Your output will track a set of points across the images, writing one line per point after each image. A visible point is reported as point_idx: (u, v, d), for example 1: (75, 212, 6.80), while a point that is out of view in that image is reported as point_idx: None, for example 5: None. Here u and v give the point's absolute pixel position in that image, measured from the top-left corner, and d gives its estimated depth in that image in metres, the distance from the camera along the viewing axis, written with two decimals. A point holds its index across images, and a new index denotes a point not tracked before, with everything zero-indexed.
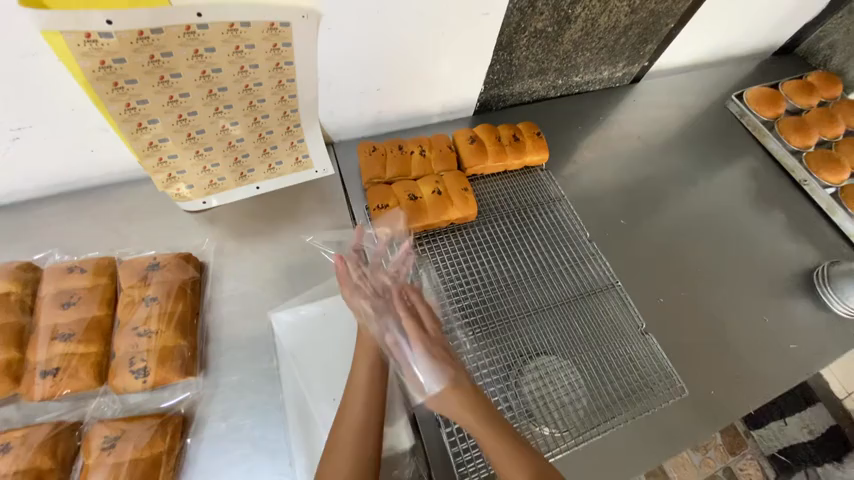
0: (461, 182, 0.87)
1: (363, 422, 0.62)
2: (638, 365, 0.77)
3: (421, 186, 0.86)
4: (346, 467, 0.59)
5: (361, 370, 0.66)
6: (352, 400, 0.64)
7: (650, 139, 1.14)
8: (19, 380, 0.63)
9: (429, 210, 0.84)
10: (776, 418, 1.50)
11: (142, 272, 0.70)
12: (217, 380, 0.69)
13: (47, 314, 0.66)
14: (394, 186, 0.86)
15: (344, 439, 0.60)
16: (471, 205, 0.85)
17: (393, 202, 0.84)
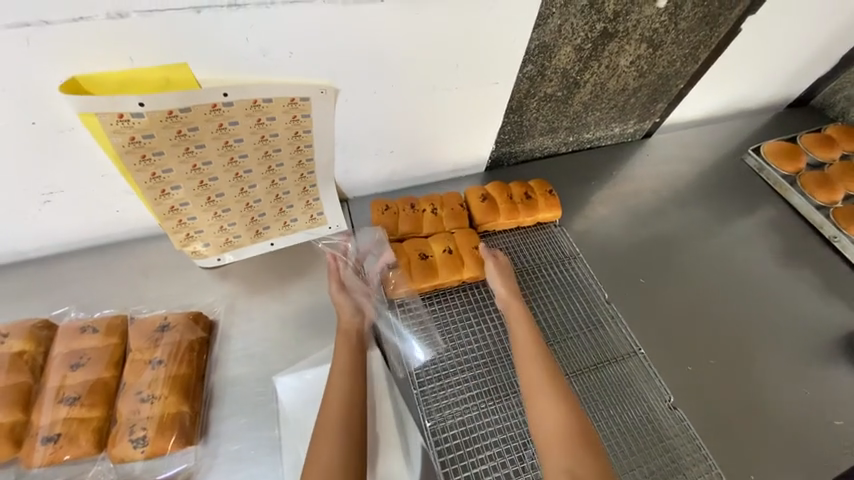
0: (473, 241, 0.86)
1: (347, 402, 0.64)
2: (668, 445, 0.71)
3: (432, 244, 0.86)
4: (333, 450, 0.59)
5: (336, 374, 0.67)
6: (336, 382, 0.66)
7: (666, 193, 1.12)
8: (20, 444, 0.63)
9: (439, 270, 0.83)
10: None
11: (152, 332, 0.70)
12: (217, 450, 0.66)
13: (56, 375, 0.66)
14: (405, 244, 0.86)
15: (325, 452, 0.59)
16: (482, 265, 0.84)
17: (404, 260, 0.83)
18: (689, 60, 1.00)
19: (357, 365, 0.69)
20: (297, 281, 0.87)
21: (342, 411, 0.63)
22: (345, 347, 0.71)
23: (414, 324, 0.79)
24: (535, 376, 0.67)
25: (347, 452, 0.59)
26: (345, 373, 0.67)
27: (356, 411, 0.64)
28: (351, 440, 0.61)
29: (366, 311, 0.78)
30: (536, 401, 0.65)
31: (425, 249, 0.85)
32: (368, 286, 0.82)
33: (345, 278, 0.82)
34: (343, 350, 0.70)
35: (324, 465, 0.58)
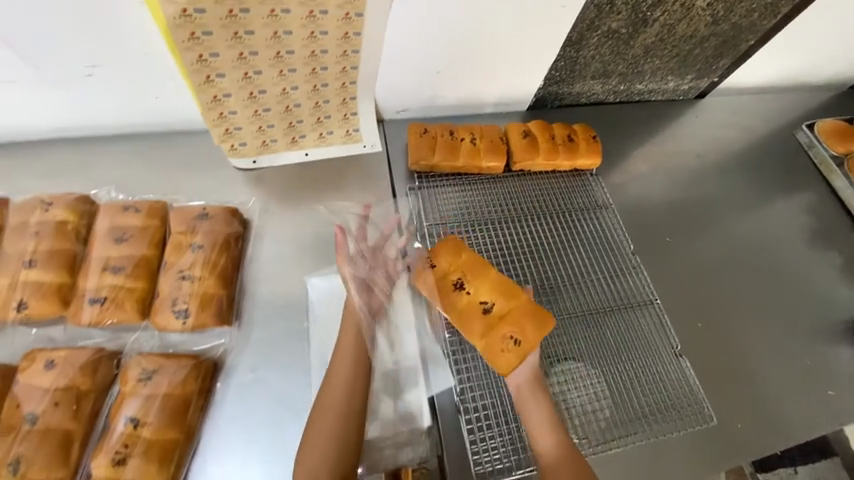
0: (517, 332, 0.66)
1: (350, 383, 0.63)
2: (668, 386, 0.75)
3: (482, 288, 0.69)
4: (331, 431, 0.60)
5: (341, 355, 0.66)
6: (340, 361, 0.65)
7: (707, 158, 1.09)
8: (67, 305, 0.67)
9: (467, 316, 0.68)
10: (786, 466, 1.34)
11: (191, 220, 0.73)
12: (250, 333, 0.71)
13: (101, 247, 0.69)
14: (457, 266, 0.72)
15: (324, 427, 0.61)
16: (501, 361, 0.65)
17: (444, 274, 0.72)
18: (768, 12, 0.93)
19: (363, 346, 0.67)
20: (330, 194, 0.87)
21: (343, 397, 0.62)
22: (354, 319, 0.70)
23: None
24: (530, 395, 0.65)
25: (344, 431, 0.60)
26: (350, 352, 0.66)
27: (356, 396, 0.63)
28: (350, 422, 0.61)
29: (375, 292, 0.75)
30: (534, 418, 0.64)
31: (468, 284, 0.70)
32: (387, 262, 0.78)
33: (362, 251, 0.78)
34: (349, 328, 0.68)
35: (321, 448, 0.59)
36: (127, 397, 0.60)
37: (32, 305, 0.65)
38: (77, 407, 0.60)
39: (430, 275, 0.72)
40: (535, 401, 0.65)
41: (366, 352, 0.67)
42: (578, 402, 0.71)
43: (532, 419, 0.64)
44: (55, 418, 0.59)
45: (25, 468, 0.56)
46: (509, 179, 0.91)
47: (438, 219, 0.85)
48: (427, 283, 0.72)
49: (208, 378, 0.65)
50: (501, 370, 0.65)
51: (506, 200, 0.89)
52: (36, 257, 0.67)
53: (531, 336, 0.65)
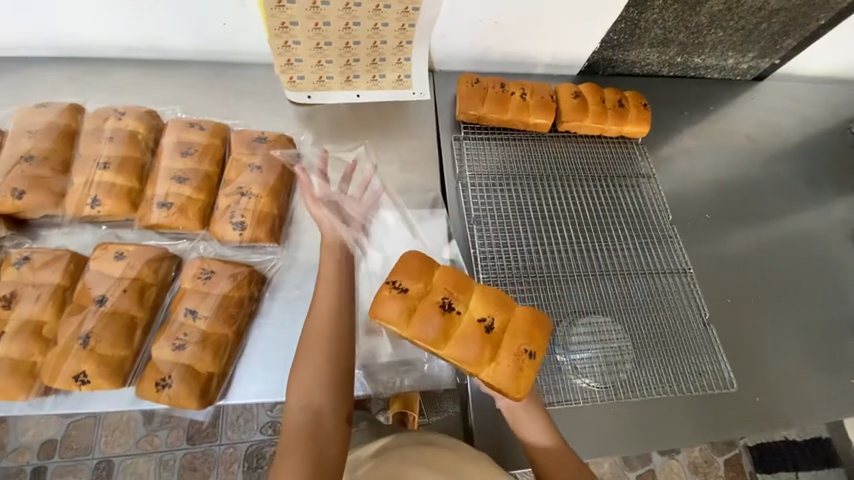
0: (528, 342, 0.61)
1: (337, 308, 0.59)
2: (691, 351, 0.76)
3: (471, 303, 0.63)
4: (319, 360, 0.56)
5: (324, 283, 0.62)
6: (323, 290, 0.61)
7: (757, 142, 1.06)
8: (135, 207, 0.73)
9: (457, 342, 0.61)
10: (788, 470, 1.31)
11: (250, 142, 0.77)
12: (297, 253, 0.75)
13: (167, 158, 0.73)
14: (440, 281, 0.63)
15: (314, 356, 0.56)
16: (517, 384, 0.60)
17: (419, 294, 0.62)
18: None
19: (347, 279, 0.63)
20: (377, 135, 0.89)
21: (329, 322, 0.58)
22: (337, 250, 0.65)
23: (482, 200, 0.84)
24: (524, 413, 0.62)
25: (335, 355, 0.57)
26: (332, 281, 0.62)
27: (344, 321, 0.59)
28: (342, 349, 0.58)
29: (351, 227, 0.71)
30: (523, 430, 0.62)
31: (455, 303, 0.62)
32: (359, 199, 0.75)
33: (330, 193, 0.73)
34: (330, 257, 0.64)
35: (312, 378, 0.55)
36: (188, 293, 0.66)
37: (105, 204, 0.71)
38: (142, 296, 0.66)
39: (402, 302, 0.62)
40: (531, 420, 0.62)
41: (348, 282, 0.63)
42: (601, 353, 0.74)
43: (525, 432, 0.62)
44: (123, 303, 0.64)
45: (95, 344, 0.62)
46: (554, 139, 0.92)
47: (479, 169, 0.86)
48: (402, 313, 0.61)
49: (258, 286, 0.70)
50: (518, 396, 0.60)
51: (547, 159, 0.90)
52: (110, 161, 0.73)
53: (540, 342, 0.62)
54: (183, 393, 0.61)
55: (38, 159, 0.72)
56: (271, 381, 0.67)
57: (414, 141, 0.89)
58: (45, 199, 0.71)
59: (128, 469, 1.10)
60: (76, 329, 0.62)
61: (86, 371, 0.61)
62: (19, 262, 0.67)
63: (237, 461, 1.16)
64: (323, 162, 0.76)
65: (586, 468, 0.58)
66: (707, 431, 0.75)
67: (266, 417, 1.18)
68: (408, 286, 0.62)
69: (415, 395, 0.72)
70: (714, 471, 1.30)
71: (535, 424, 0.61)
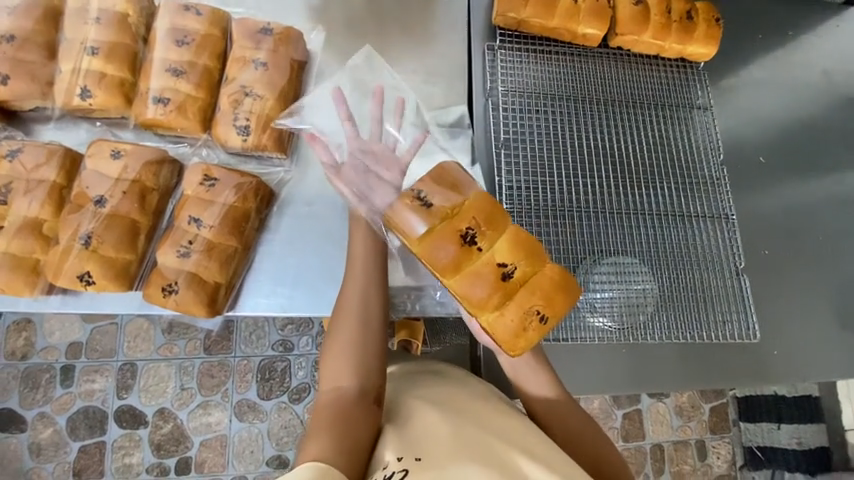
0: (543, 304, 0.56)
1: (368, 289, 0.55)
2: (717, 299, 0.72)
3: (497, 243, 0.56)
4: (349, 344, 0.52)
5: (358, 260, 0.57)
6: (354, 267, 0.56)
7: (837, 77, 0.90)
8: (130, 102, 0.66)
9: (467, 277, 0.55)
10: (770, 420, 1.32)
11: (254, 34, 0.67)
12: (306, 167, 0.69)
13: (162, 46, 0.65)
14: (468, 212, 0.56)
15: (344, 337, 0.52)
16: (514, 338, 0.56)
17: (440, 217, 0.55)
18: None
19: (376, 255, 0.57)
20: (398, 37, 0.76)
21: (360, 309, 0.53)
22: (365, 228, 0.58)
23: (514, 121, 0.74)
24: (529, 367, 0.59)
25: (367, 342, 0.52)
26: (365, 258, 0.57)
27: (378, 308, 0.55)
28: (373, 334, 0.53)
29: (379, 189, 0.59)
30: (519, 379, 0.59)
31: (479, 237, 0.55)
32: (391, 153, 0.62)
33: (355, 146, 0.62)
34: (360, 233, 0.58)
35: (342, 364, 0.51)
36: (192, 200, 0.62)
37: (97, 96, 0.64)
38: (144, 200, 0.62)
39: (421, 218, 0.55)
40: (535, 370, 0.59)
41: (379, 263, 0.57)
42: (623, 295, 0.70)
43: (524, 382, 0.59)
44: (124, 206, 0.61)
45: (97, 245, 0.59)
46: (602, 56, 0.79)
47: (514, 85, 0.76)
48: (417, 229, 0.55)
49: (266, 200, 0.66)
50: (512, 352, 0.57)
51: (592, 80, 0.78)
52: (98, 46, 0.65)
53: (558, 309, 0.56)
54: (190, 299, 0.60)
55: (18, 40, 0.64)
56: (279, 295, 0.65)
57: (441, 49, 0.77)
58: (31, 86, 0.64)
59: (150, 371, 1.17)
60: (77, 228, 0.59)
61: (91, 272, 0.59)
62: (11, 155, 0.62)
63: (250, 373, 1.19)
64: (342, 103, 0.65)
65: (587, 415, 0.57)
66: (714, 379, 0.75)
67: (277, 336, 1.21)
68: (434, 204, 0.56)
69: (419, 323, 0.77)
70: (699, 415, 1.31)
71: (541, 376, 0.58)
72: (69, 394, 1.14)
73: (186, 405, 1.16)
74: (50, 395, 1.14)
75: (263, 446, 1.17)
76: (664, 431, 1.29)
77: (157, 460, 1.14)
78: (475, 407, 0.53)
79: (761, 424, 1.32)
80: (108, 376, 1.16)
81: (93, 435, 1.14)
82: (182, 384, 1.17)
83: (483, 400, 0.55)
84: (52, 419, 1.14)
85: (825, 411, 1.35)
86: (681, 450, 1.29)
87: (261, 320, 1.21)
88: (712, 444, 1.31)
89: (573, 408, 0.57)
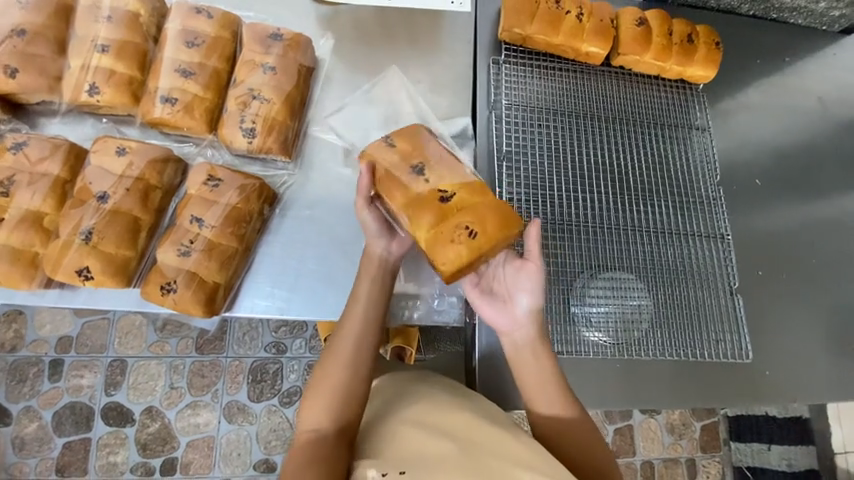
0: (475, 223, 0.53)
1: (361, 335, 0.57)
2: (709, 317, 0.73)
3: (439, 171, 0.56)
4: (333, 387, 0.55)
5: (358, 305, 0.59)
6: (352, 310, 0.58)
7: (832, 104, 0.93)
8: (137, 101, 0.66)
9: (406, 200, 0.55)
10: (761, 441, 1.32)
11: (264, 39, 0.68)
12: (309, 170, 0.69)
13: (171, 46, 0.65)
14: (422, 151, 0.58)
15: (331, 378, 0.55)
16: (447, 257, 0.53)
17: (397, 155, 0.57)
18: None
19: (375, 302, 0.59)
20: (405, 47, 0.77)
21: (351, 355, 0.56)
22: (371, 273, 0.60)
23: (518, 135, 0.76)
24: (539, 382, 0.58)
25: (351, 388, 0.55)
26: (363, 303, 0.59)
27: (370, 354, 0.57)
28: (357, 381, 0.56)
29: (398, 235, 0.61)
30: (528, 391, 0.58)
31: (427, 170, 0.56)
32: None
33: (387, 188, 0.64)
34: (365, 280, 0.59)
35: (324, 403, 0.54)
36: (195, 199, 0.63)
37: (105, 93, 0.65)
38: (146, 197, 0.62)
39: (382, 155, 0.58)
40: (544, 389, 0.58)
41: (379, 311, 0.59)
42: (619, 310, 0.71)
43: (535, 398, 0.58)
44: (126, 203, 0.61)
45: (98, 240, 0.59)
46: (604, 74, 0.81)
47: (517, 99, 0.77)
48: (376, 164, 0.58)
49: (268, 202, 0.66)
50: (446, 272, 0.53)
51: (594, 97, 0.80)
52: (108, 44, 0.65)
53: (491, 229, 0.53)
54: (188, 299, 0.60)
55: (29, 34, 0.64)
56: (277, 297, 0.65)
57: (447, 60, 0.78)
58: (38, 80, 0.64)
59: (140, 368, 1.16)
60: (79, 221, 0.59)
61: (90, 267, 0.59)
62: (16, 147, 0.62)
63: (241, 374, 1.18)
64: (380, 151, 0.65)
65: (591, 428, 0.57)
66: (708, 397, 0.75)
67: (270, 338, 1.20)
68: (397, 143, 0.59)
69: (414, 329, 0.75)
70: (691, 434, 1.31)
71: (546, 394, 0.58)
72: (57, 389, 1.13)
73: (174, 404, 1.15)
74: (37, 389, 1.13)
75: (252, 449, 1.15)
76: (654, 448, 1.29)
77: (143, 459, 1.12)
78: (462, 420, 0.54)
79: (753, 444, 1.32)
80: (97, 372, 1.14)
81: (79, 431, 1.12)
82: (171, 383, 1.16)
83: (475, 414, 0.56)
84: (37, 413, 1.12)
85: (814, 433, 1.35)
86: (671, 467, 1.29)
87: (255, 322, 1.20)
88: (703, 463, 1.31)
89: (579, 424, 0.57)
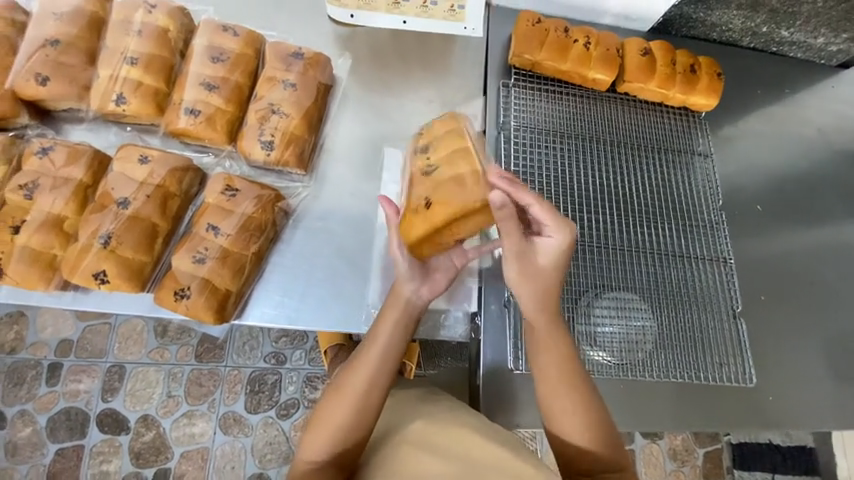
0: (430, 193, 0.64)
1: (374, 379, 0.55)
2: (712, 340, 0.74)
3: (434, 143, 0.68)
4: (335, 428, 0.53)
5: (376, 348, 0.56)
6: (370, 353, 0.56)
7: (830, 134, 0.95)
8: (162, 111, 0.69)
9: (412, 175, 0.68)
10: (765, 470, 1.30)
11: (286, 57, 0.71)
12: (324, 183, 0.72)
13: (197, 61, 0.68)
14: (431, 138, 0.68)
15: (331, 415, 0.54)
16: (412, 229, 0.63)
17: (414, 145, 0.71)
18: None
19: (394, 343, 0.57)
20: (418, 68, 0.81)
21: (360, 399, 0.54)
22: (395, 315, 0.58)
23: (526, 156, 0.78)
24: (560, 403, 0.56)
25: (354, 430, 0.54)
26: (381, 350, 0.56)
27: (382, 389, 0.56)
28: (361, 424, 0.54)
29: (429, 282, 0.61)
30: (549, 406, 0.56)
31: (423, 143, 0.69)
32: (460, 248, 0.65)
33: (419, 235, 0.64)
34: (388, 320, 0.57)
35: (323, 441, 0.53)
36: (213, 208, 0.64)
37: (131, 103, 0.67)
38: (165, 205, 0.64)
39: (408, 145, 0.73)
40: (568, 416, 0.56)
41: (398, 356, 0.57)
42: (623, 329, 0.72)
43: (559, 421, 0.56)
44: (146, 210, 0.63)
45: (116, 245, 0.61)
46: (611, 99, 0.84)
47: (525, 121, 0.80)
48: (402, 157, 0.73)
49: (282, 212, 0.68)
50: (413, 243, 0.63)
51: (601, 122, 0.83)
52: (137, 57, 0.68)
53: (442, 196, 0.62)
54: (200, 305, 0.61)
55: (63, 45, 0.67)
56: (286, 306, 0.66)
57: (459, 82, 0.81)
58: (69, 89, 0.67)
59: (138, 375, 1.15)
60: (98, 227, 0.61)
61: (106, 271, 0.60)
62: (41, 152, 0.64)
63: (240, 384, 1.17)
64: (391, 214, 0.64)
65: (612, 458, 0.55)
66: (714, 422, 0.75)
67: (270, 348, 1.20)
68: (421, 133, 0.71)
69: (415, 345, 0.77)
70: (693, 461, 1.29)
71: (567, 421, 0.55)
72: (53, 393, 1.12)
73: (171, 413, 1.14)
74: (34, 393, 1.12)
75: (246, 462, 1.14)
76: (656, 474, 1.27)
77: (135, 469, 1.11)
78: (460, 435, 0.55)
79: (756, 473, 1.30)
80: (95, 377, 1.14)
81: (73, 437, 1.11)
82: (169, 391, 1.15)
83: (487, 439, 0.55)
84: (32, 418, 1.11)
85: (819, 463, 1.33)
86: None
87: (256, 331, 1.20)
88: None
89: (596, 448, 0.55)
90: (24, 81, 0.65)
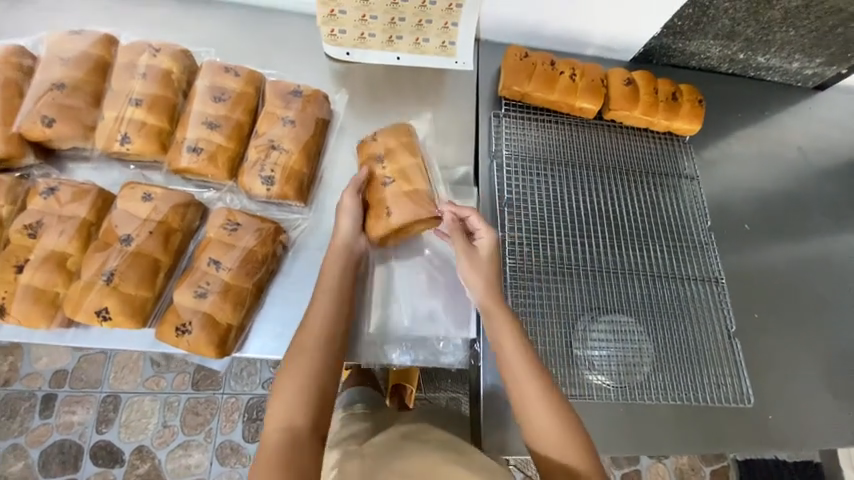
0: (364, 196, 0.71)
1: (330, 325, 0.58)
2: (707, 360, 0.76)
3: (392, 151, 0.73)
4: (299, 387, 0.52)
5: (321, 295, 0.60)
6: (320, 300, 0.60)
7: (810, 153, 0.99)
8: (165, 149, 0.71)
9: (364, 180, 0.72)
10: None
11: (285, 95, 0.74)
12: (323, 214, 0.73)
13: (199, 101, 0.71)
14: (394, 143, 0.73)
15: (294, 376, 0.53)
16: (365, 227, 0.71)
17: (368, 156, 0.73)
18: None
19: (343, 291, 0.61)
20: (412, 101, 0.84)
21: (321, 353, 0.55)
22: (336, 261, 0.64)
23: (518, 184, 0.80)
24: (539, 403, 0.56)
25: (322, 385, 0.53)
26: (331, 293, 0.61)
27: (336, 346, 0.57)
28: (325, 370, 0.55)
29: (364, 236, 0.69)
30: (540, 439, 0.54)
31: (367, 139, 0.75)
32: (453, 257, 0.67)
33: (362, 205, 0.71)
34: (334, 267, 0.63)
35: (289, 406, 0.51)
36: (215, 242, 0.66)
37: (135, 143, 0.70)
38: (167, 240, 0.65)
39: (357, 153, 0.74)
40: (533, 396, 0.56)
41: (345, 305, 0.61)
42: (619, 353, 0.73)
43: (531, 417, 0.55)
44: (149, 245, 0.64)
45: (119, 282, 0.62)
46: (598, 126, 0.88)
47: (517, 150, 0.83)
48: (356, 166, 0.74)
49: (281, 244, 0.69)
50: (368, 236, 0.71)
51: (590, 148, 0.86)
52: (142, 98, 0.71)
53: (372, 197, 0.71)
54: (203, 340, 0.62)
55: (69, 88, 0.70)
56: (286, 338, 0.67)
57: (451, 113, 0.84)
58: (74, 129, 0.69)
59: (134, 405, 1.14)
60: (102, 264, 0.62)
61: (108, 308, 0.61)
62: (47, 192, 0.66)
63: (237, 411, 1.16)
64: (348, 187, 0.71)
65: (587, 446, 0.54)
66: (717, 442, 0.75)
67: (269, 374, 1.19)
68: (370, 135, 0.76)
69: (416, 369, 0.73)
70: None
71: (537, 405, 0.55)
72: (46, 426, 1.11)
73: (166, 444, 1.12)
74: (27, 426, 1.11)
75: None
76: None
77: None
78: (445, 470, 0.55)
79: None
80: (89, 408, 1.13)
81: (65, 472, 1.08)
82: (165, 420, 1.14)
83: (472, 473, 0.56)
84: (25, 452, 1.09)
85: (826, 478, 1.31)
86: None
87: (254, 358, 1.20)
88: None
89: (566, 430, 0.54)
90: (30, 123, 0.68)
